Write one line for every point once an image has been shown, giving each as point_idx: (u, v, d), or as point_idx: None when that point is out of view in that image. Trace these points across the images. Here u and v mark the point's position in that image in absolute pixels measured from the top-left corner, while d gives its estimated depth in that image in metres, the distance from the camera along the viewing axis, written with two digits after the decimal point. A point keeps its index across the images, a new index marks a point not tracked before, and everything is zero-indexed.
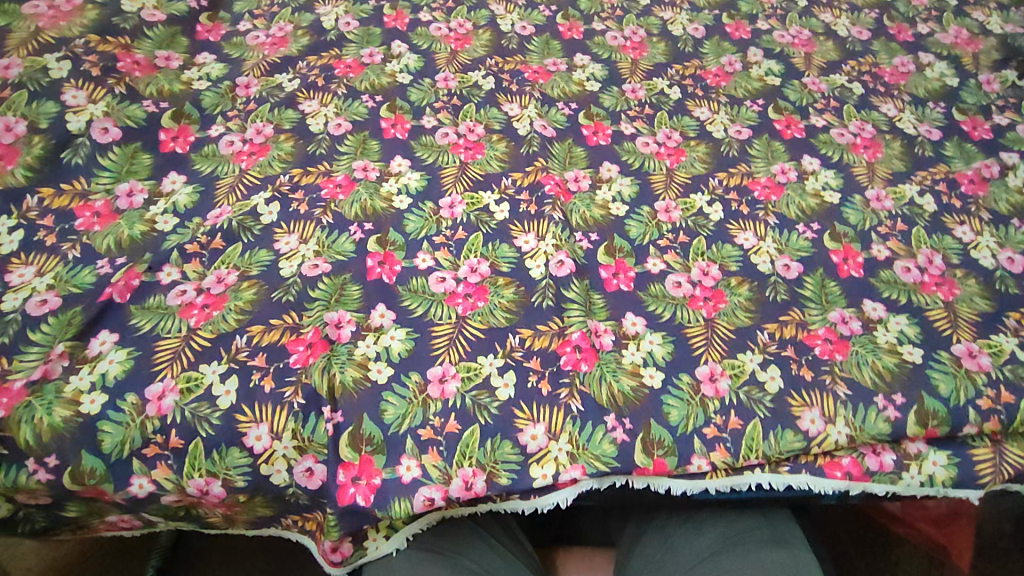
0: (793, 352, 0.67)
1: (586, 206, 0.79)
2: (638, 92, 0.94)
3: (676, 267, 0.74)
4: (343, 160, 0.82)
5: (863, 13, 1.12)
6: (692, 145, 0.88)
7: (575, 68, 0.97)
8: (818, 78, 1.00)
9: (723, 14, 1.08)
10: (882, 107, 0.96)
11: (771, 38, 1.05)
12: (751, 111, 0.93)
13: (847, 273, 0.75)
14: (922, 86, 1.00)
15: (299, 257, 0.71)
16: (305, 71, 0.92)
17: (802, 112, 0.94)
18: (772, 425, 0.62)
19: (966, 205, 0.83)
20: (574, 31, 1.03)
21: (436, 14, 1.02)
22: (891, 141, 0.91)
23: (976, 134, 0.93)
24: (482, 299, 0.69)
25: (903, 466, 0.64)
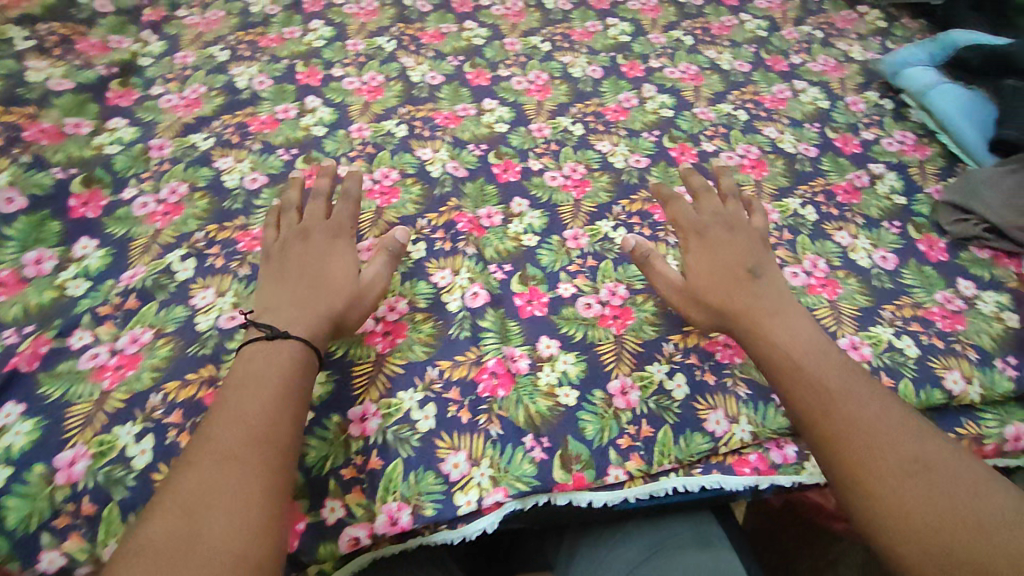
0: (696, 359, 0.71)
1: (499, 239, 0.84)
2: (544, 131, 1.03)
3: (585, 289, 0.78)
4: (259, 213, 0.85)
5: (743, 47, 1.25)
6: (596, 176, 0.95)
7: (483, 113, 1.05)
8: (706, 108, 1.10)
9: (618, 56, 1.20)
10: (765, 130, 1.06)
11: (663, 75, 1.17)
12: (648, 141, 1.02)
13: None
14: (799, 110, 1.11)
15: (216, 310, 0.72)
16: (220, 129, 0.97)
17: (693, 140, 1.03)
18: (680, 429, 0.66)
19: (843, 212, 0.92)
20: (481, 78, 1.13)
21: (349, 69, 1.11)
22: (775, 160, 1.00)
23: (848, 149, 1.04)
24: (401, 336, 0.71)
25: (805, 456, 0.67)
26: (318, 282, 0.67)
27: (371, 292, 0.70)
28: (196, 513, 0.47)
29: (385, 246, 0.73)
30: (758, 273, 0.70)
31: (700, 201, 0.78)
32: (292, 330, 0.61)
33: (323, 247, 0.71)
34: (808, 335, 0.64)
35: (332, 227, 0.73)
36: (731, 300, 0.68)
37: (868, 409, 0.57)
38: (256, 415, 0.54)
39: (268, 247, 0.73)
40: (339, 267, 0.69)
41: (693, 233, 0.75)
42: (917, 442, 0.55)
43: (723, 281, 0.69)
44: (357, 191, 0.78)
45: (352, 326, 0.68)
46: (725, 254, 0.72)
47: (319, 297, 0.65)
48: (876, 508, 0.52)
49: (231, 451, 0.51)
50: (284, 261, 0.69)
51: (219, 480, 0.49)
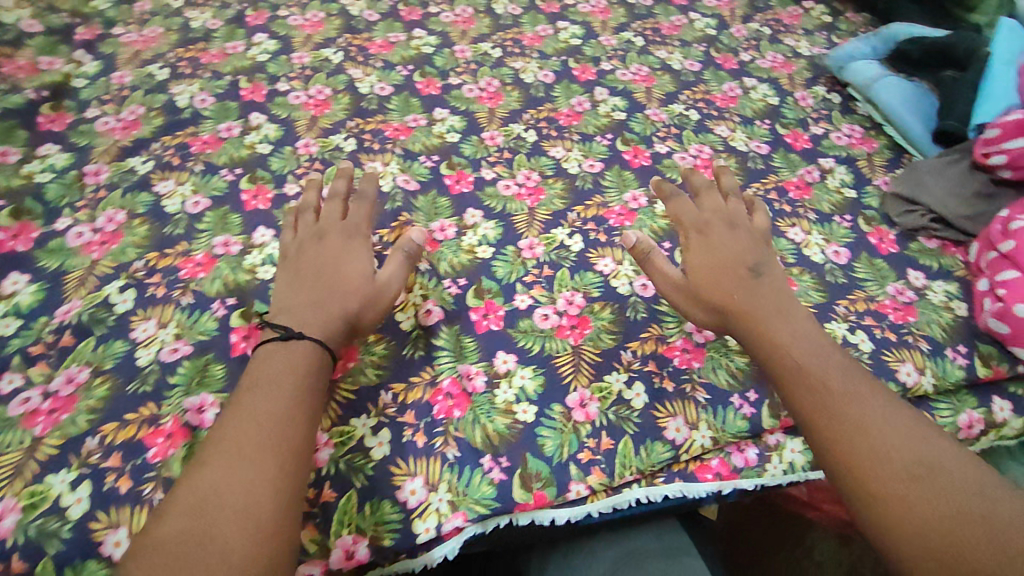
0: (654, 366, 0.71)
1: (453, 253, 0.82)
2: (496, 139, 1.01)
3: (542, 300, 0.77)
4: (203, 238, 0.82)
5: (693, 47, 1.26)
6: (550, 183, 0.94)
7: (434, 123, 1.04)
8: (658, 109, 1.10)
9: (570, 60, 1.20)
10: (716, 129, 1.07)
11: (614, 77, 1.16)
12: (601, 145, 1.02)
13: None
14: (749, 107, 1.12)
15: (158, 343, 0.69)
16: (159, 151, 0.93)
17: (646, 142, 1.03)
18: (642, 439, 0.65)
19: (795, 208, 0.93)
20: (431, 88, 1.11)
21: (294, 83, 1.08)
22: (727, 159, 1.01)
23: (798, 144, 1.05)
24: (352, 359, 0.69)
25: (765, 458, 0.67)
26: (333, 284, 0.66)
27: (387, 292, 0.69)
28: (208, 511, 0.48)
29: (401, 246, 0.72)
30: (759, 272, 0.69)
31: (701, 196, 0.77)
32: (306, 332, 0.62)
33: (339, 248, 0.70)
34: (809, 337, 0.63)
35: (346, 228, 0.73)
36: (732, 300, 0.67)
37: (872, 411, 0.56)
38: (269, 416, 0.55)
39: (285, 247, 0.73)
40: (352, 269, 0.68)
41: (694, 229, 0.74)
42: (924, 446, 0.53)
43: (725, 279, 0.68)
44: (373, 193, 0.79)
45: (367, 327, 0.67)
46: (726, 252, 0.70)
47: (332, 300, 0.65)
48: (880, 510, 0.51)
49: (244, 450, 0.52)
50: (301, 262, 0.69)
51: (231, 481, 0.50)
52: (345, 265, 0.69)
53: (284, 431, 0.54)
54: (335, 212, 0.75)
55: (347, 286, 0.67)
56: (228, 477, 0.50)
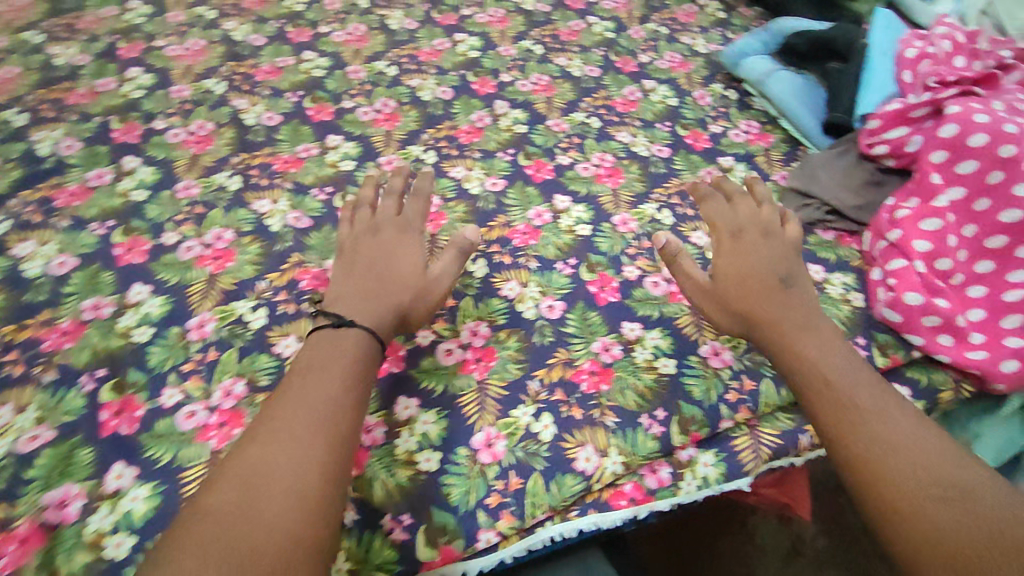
0: (562, 394, 0.69)
1: None
2: (394, 164, 0.98)
3: (445, 334, 0.74)
4: (68, 302, 0.75)
5: (592, 52, 1.25)
6: (451, 207, 0.91)
7: (327, 151, 0.98)
8: (560, 119, 1.09)
9: (468, 73, 1.17)
10: (618, 136, 1.06)
11: (514, 89, 1.14)
12: (503, 161, 1.00)
13: (605, 300, 0.80)
14: (650, 110, 1.12)
15: (15, 431, 0.63)
16: (18, 208, 0.85)
17: (548, 154, 1.01)
18: (551, 474, 0.63)
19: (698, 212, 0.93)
20: (323, 113, 1.05)
21: (173, 120, 1.01)
22: (629, 166, 1.00)
23: (699, 145, 1.06)
24: (239, 425, 0.64)
25: (679, 476, 0.65)
26: (389, 279, 0.68)
27: (436, 288, 0.71)
28: (250, 486, 0.49)
29: (455, 243, 0.74)
30: (792, 282, 0.70)
31: (738, 198, 0.78)
32: (357, 320, 0.63)
33: (394, 244, 0.72)
34: (841, 354, 0.64)
35: (400, 222, 0.75)
36: (761, 308, 0.68)
37: (899, 425, 0.58)
38: (314, 406, 0.55)
39: (339, 237, 0.75)
40: (410, 262, 0.71)
41: (728, 233, 0.75)
42: (953, 467, 0.54)
43: (755, 289, 0.70)
44: (429, 189, 0.78)
45: (417, 321, 0.70)
46: (757, 258, 0.72)
47: (390, 292, 0.67)
48: (883, 503, 0.54)
49: (287, 430, 0.53)
50: (355, 254, 0.71)
51: (270, 463, 0.51)
52: (400, 258, 0.71)
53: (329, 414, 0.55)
54: (391, 204, 0.77)
55: (405, 279, 0.69)
56: (274, 458, 0.51)
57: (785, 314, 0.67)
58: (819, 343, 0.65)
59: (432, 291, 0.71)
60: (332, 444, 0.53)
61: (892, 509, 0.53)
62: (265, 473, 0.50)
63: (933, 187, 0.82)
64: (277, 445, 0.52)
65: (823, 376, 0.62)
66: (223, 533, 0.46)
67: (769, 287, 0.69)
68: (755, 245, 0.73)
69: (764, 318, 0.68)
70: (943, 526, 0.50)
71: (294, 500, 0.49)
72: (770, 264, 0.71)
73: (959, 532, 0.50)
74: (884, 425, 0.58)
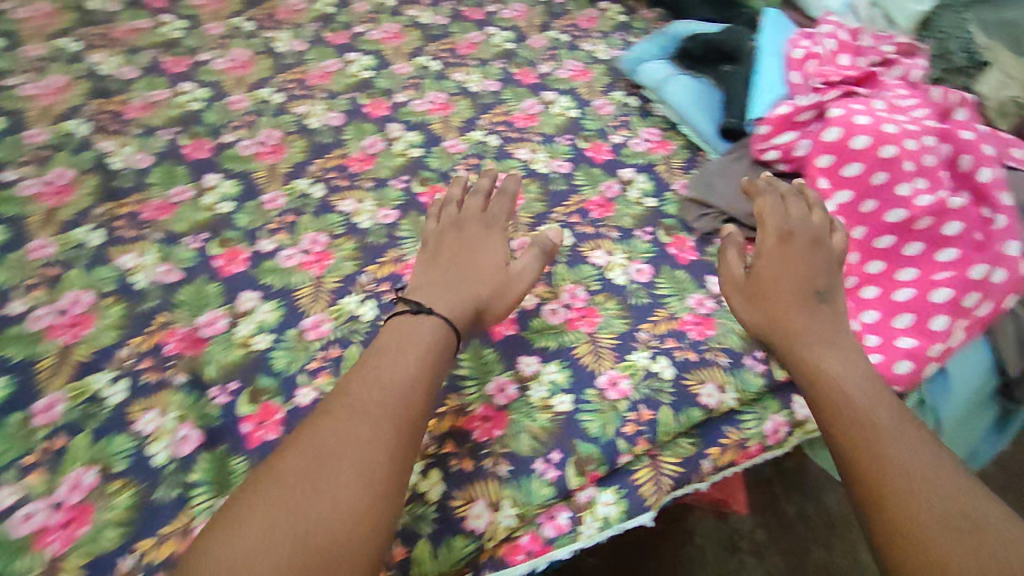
0: (452, 445, 0.66)
1: (223, 351, 0.72)
2: (278, 201, 0.91)
3: (327, 390, 0.70)
4: None
5: (491, 65, 1.21)
6: (339, 244, 0.86)
7: (204, 192, 0.91)
8: (457, 139, 1.04)
9: (360, 96, 1.11)
10: (517, 153, 1.03)
11: (409, 109, 1.09)
12: (396, 190, 0.95)
13: (502, 334, 0.76)
14: (550, 123, 1.09)
15: None
16: None
17: (444, 178, 0.97)
18: (440, 537, 0.60)
19: (598, 229, 0.91)
20: (200, 150, 0.98)
21: (27, 169, 0.92)
22: (528, 186, 0.97)
23: (599, 157, 1.04)
24: (84, 523, 0.59)
25: (578, 520, 0.63)
26: (468, 272, 0.74)
27: (518, 284, 0.76)
28: (324, 458, 0.54)
29: (538, 243, 0.78)
30: (823, 295, 0.72)
31: (790, 198, 0.80)
32: (435, 308, 0.68)
33: (478, 243, 0.78)
34: (864, 373, 0.65)
35: (484, 222, 0.80)
36: (787, 313, 0.71)
37: (919, 451, 0.58)
38: (389, 398, 0.59)
39: (427, 233, 0.81)
40: (490, 260, 0.76)
41: (776, 233, 0.77)
42: (967, 499, 0.54)
43: (786, 295, 0.72)
44: (514, 189, 0.85)
45: (496, 315, 0.73)
46: (791, 265, 0.74)
47: (470, 285, 0.72)
48: (888, 523, 0.54)
49: (367, 411, 0.58)
50: (442, 251, 0.77)
51: (341, 445, 0.55)
52: (482, 255, 0.76)
53: (403, 399, 0.59)
54: (475, 205, 0.82)
55: (485, 276, 0.74)
56: (350, 431, 0.56)
57: (810, 321, 0.70)
58: (842, 353, 0.67)
59: (511, 289, 0.75)
60: (399, 423, 0.58)
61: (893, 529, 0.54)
62: (337, 446, 0.55)
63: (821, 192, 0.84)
64: (352, 429, 0.56)
65: (843, 392, 0.63)
66: (298, 506, 0.51)
67: (799, 293, 0.72)
68: (790, 251, 0.75)
69: (788, 321, 0.70)
70: (950, 554, 0.51)
71: (361, 476, 0.54)
72: (804, 273, 0.73)
73: (966, 570, 0.50)
74: (902, 447, 0.58)
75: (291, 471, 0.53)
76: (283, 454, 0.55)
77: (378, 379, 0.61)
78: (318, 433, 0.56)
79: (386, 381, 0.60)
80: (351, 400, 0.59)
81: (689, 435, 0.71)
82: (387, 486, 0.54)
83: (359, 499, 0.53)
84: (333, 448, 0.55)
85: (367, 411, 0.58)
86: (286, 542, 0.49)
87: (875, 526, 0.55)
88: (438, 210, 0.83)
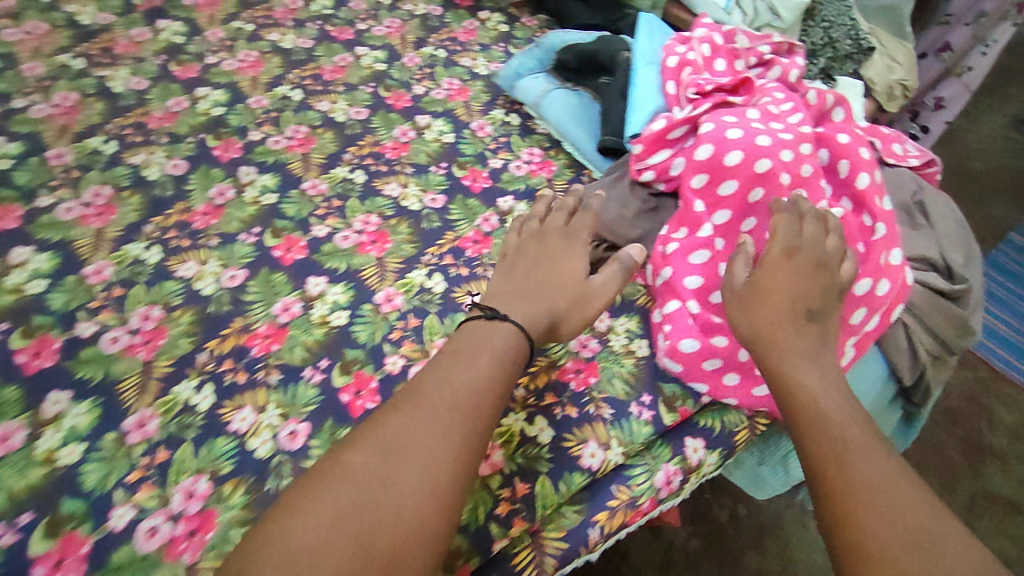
0: None
1: (18, 472, 0.61)
2: (102, 273, 0.78)
3: (148, 506, 0.60)
4: None
5: (360, 89, 1.10)
6: (174, 318, 0.75)
7: (7, 271, 0.77)
8: (318, 179, 0.94)
9: (208, 136, 0.97)
10: (385, 189, 0.93)
11: (265, 148, 0.97)
12: (246, 245, 0.84)
13: (360, 409, 0.69)
14: (423, 151, 1.00)
15: None
16: None
17: (302, 227, 0.87)
18: None
19: (473, 270, 0.84)
20: (7, 219, 0.82)
21: None
22: (397, 226, 0.88)
23: (478, 186, 0.96)
24: None
25: None
26: (544, 283, 0.71)
27: (596, 298, 0.72)
28: (396, 456, 0.53)
29: (619, 257, 0.74)
30: (817, 316, 0.66)
31: (806, 217, 0.71)
32: (510, 316, 0.67)
33: (560, 251, 0.75)
34: (843, 397, 0.61)
35: (565, 233, 0.77)
36: (775, 332, 0.64)
37: (885, 467, 0.55)
38: (460, 402, 0.58)
39: (508, 243, 0.79)
40: (568, 271, 0.73)
41: (780, 246, 0.68)
42: (932, 518, 0.51)
43: (780, 308, 0.65)
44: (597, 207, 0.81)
45: (569, 332, 0.70)
46: (787, 285, 0.66)
47: (546, 296, 0.70)
48: (851, 540, 0.52)
49: (438, 412, 0.57)
50: (522, 260, 0.75)
51: (413, 443, 0.54)
52: (562, 267, 0.73)
53: (472, 407, 0.58)
54: (562, 216, 0.80)
55: (561, 291, 0.71)
56: (417, 431, 0.55)
57: (802, 343, 0.64)
58: (830, 379, 0.62)
59: (584, 305, 0.71)
60: (469, 431, 0.56)
61: (858, 548, 0.51)
62: (403, 445, 0.54)
63: (697, 216, 0.77)
64: (422, 431, 0.55)
65: (818, 409, 0.59)
66: (367, 502, 0.50)
67: (794, 311, 0.65)
68: (785, 267, 0.67)
69: (775, 339, 0.64)
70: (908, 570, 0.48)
71: (425, 479, 0.53)
72: (795, 292, 0.66)
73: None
74: (874, 466, 0.55)
75: (358, 465, 0.52)
76: (353, 447, 0.55)
77: (449, 382, 0.59)
78: (389, 430, 0.55)
79: (453, 386, 0.59)
80: (424, 399, 0.58)
81: (573, 502, 0.65)
82: (451, 491, 0.53)
83: (420, 504, 0.51)
84: (404, 447, 0.54)
85: (437, 413, 0.57)
86: (349, 538, 0.48)
87: (840, 543, 0.52)
88: (522, 221, 0.81)
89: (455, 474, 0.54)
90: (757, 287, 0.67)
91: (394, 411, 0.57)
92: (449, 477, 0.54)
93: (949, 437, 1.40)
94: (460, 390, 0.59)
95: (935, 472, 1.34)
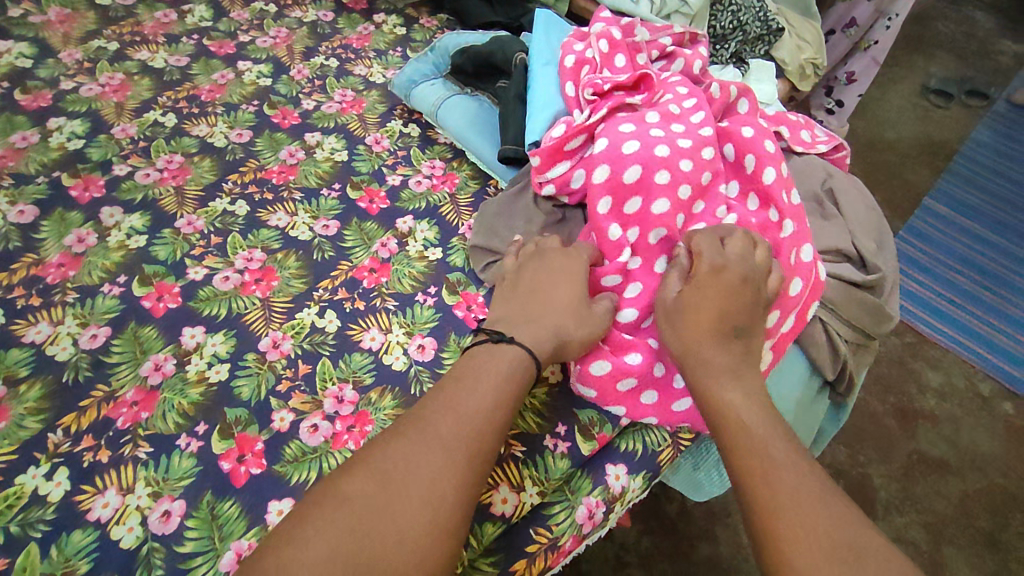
0: None
1: None
2: None
3: None
4: None
5: (241, 109, 1.00)
6: (19, 394, 0.65)
7: None
8: (194, 214, 0.84)
9: (64, 174, 0.86)
10: (271, 220, 0.85)
11: (132, 183, 0.87)
12: (110, 297, 0.74)
13: (245, 477, 0.62)
14: (312, 173, 0.92)
15: None
16: None
17: (175, 271, 0.77)
18: None
19: (370, 302, 0.77)
20: None
21: None
22: (285, 260, 0.80)
23: (374, 207, 0.88)
24: None
25: None
26: (545, 302, 0.67)
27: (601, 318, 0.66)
28: (397, 485, 0.50)
29: None
30: (742, 335, 0.63)
31: (728, 237, 0.69)
32: (515, 337, 0.63)
33: (559, 272, 0.69)
34: (765, 407, 0.58)
35: (566, 253, 0.71)
36: (698, 346, 0.62)
37: (808, 475, 0.52)
38: (463, 426, 0.54)
39: (507, 266, 0.74)
40: (570, 289, 0.67)
41: (708, 266, 0.65)
42: (853, 528, 0.48)
43: (701, 323, 0.62)
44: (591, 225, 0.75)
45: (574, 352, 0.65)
46: (713, 302, 0.63)
47: (547, 316, 0.65)
48: (774, 556, 0.48)
49: (439, 437, 0.53)
50: (522, 282, 0.70)
51: (414, 470, 0.50)
52: (564, 284, 0.68)
53: (477, 431, 0.54)
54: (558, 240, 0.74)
55: (564, 307, 0.66)
56: (421, 459, 0.51)
57: (727, 361, 0.61)
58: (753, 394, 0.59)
59: (586, 323, 0.66)
60: (475, 455, 0.53)
61: (780, 560, 0.47)
62: (407, 472, 0.50)
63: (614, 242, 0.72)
64: (423, 457, 0.51)
65: (740, 422, 0.56)
66: (365, 535, 0.46)
67: (718, 326, 0.62)
68: (714, 282, 0.64)
69: (698, 354, 0.61)
70: None
71: (427, 511, 0.49)
72: (718, 309, 0.63)
73: None
74: (795, 477, 0.51)
75: (357, 492, 0.49)
76: (350, 473, 0.51)
77: (451, 404, 0.56)
78: (389, 456, 0.52)
79: (455, 409, 0.55)
80: (424, 423, 0.54)
81: (487, 553, 0.59)
82: (454, 522, 0.49)
83: (422, 534, 0.47)
84: (403, 474, 0.50)
85: (440, 437, 0.53)
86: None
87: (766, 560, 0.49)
88: (517, 245, 0.76)
89: (461, 502, 0.50)
90: (683, 301, 0.64)
91: (394, 436, 0.53)
92: (452, 507, 0.50)
93: (882, 405, 1.42)
94: (463, 413, 0.55)
95: (873, 441, 1.36)
